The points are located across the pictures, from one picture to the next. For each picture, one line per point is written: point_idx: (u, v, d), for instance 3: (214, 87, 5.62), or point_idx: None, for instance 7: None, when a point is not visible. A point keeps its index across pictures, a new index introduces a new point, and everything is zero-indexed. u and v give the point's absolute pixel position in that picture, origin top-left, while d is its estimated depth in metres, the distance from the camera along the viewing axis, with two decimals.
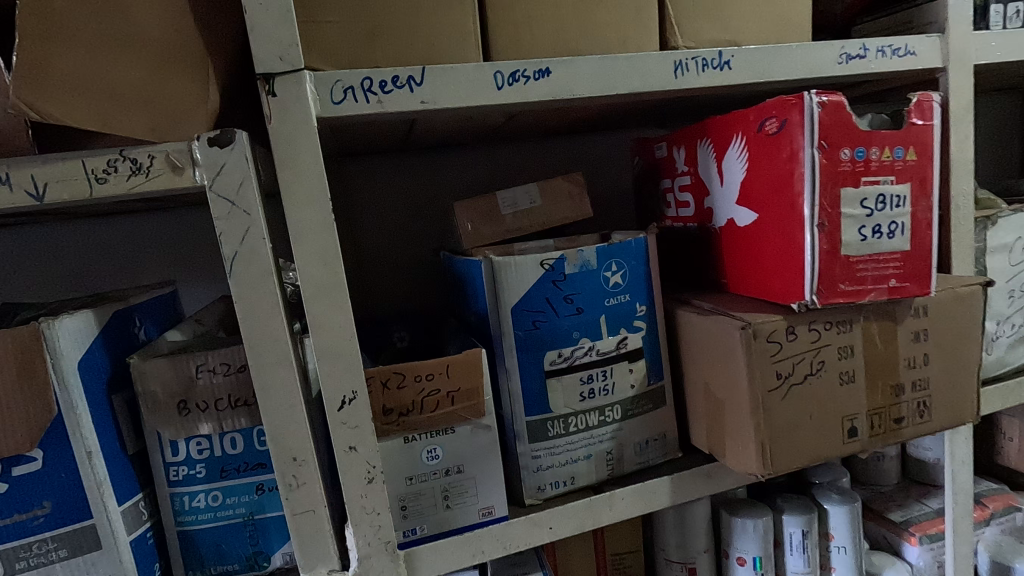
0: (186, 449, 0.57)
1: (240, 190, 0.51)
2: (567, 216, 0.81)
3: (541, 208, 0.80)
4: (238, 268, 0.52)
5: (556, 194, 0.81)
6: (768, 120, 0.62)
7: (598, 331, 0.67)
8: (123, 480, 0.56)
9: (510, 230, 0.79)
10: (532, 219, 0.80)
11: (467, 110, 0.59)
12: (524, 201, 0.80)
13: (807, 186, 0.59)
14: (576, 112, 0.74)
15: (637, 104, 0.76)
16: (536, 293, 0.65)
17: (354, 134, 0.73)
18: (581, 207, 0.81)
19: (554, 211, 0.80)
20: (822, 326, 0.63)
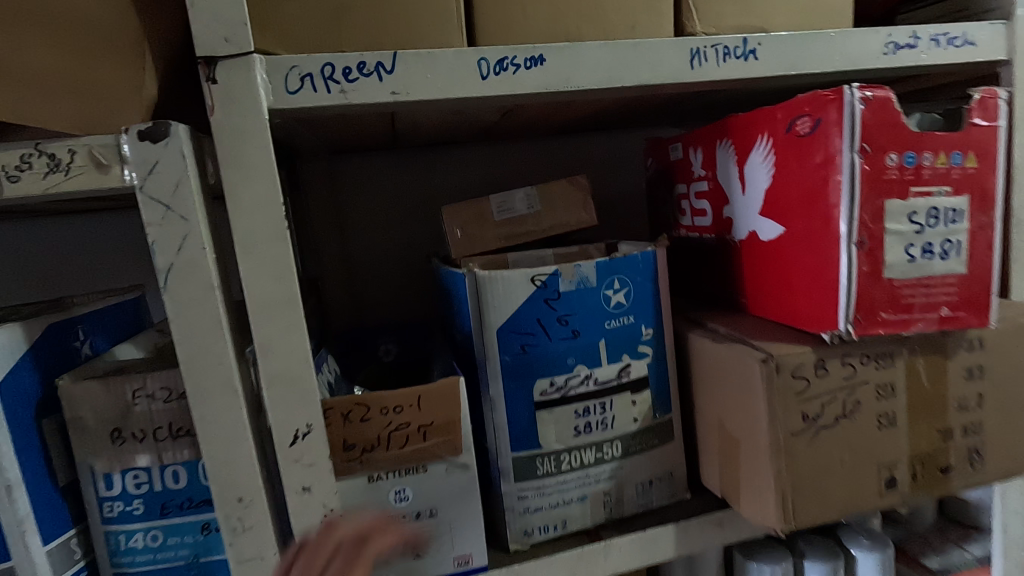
0: (122, 483, 0.50)
1: (176, 192, 0.44)
2: (567, 223, 0.72)
3: (537, 214, 0.72)
4: (175, 282, 0.45)
5: (556, 199, 0.73)
6: (799, 119, 0.53)
7: (596, 357, 0.59)
8: (51, 516, 0.50)
9: (503, 239, 0.71)
10: (529, 226, 0.72)
11: (448, 103, 0.51)
12: (520, 206, 0.72)
13: (845, 197, 0.50)
14: (579, 107, 0.66)
15: (649, 100, 0.67)
16: (526, 313, 0.57)
17: (331, 130, 0.65)
18: (584, 214, 0.73)
19: (553, 217, 0.72)
20: (858, 360, 0.54)
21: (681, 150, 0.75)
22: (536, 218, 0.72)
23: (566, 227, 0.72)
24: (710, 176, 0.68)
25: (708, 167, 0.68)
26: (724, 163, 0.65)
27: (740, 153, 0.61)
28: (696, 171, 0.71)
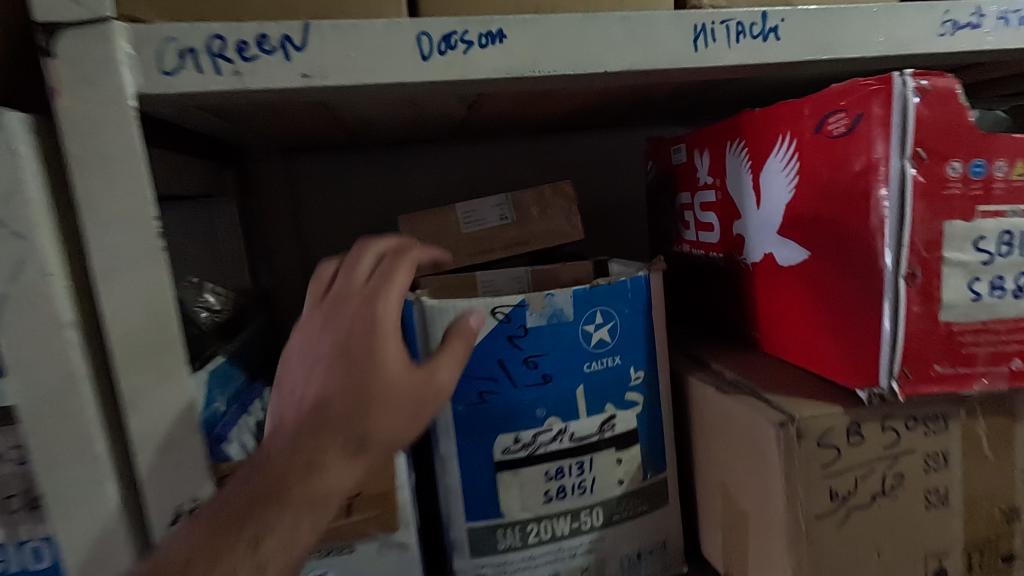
0: None
1: (7, 201, 0.33)
2: (547, 239, 0.61)
3: (511, 226, 0.61)
4: (11, 318, 0.35)
5: (533, 208, 0.61)
6: (833, 115, 0.42)
7: (573, 408, 0.48)
8: None
9: (469, 256, 0.60)
10: (500, 241, 0.61)
11: (384, 91, 0.40)
12: (491, 217, 0.61)
13: (892, 217, 0.39)
14: (563, 100, 0.55)
15: (648, 92, 0.56)
16: (486, 354, 0.46)
17: (265, 123, 0.55)
18: (567, 227, 0.61)
19: (530, 230, 0.61)
20: (903, 424, 0.42)
21: (687, 150, 0.63)
22: (510, 231, 0.61)
23: (546, 241, 0.61)
24: (720, 184, 0.56)
25: (717, 174, 0.57)
26: (736, 170, 0.53)
27: (756, 157, 0.50)
28: (703, 177, 0.60)
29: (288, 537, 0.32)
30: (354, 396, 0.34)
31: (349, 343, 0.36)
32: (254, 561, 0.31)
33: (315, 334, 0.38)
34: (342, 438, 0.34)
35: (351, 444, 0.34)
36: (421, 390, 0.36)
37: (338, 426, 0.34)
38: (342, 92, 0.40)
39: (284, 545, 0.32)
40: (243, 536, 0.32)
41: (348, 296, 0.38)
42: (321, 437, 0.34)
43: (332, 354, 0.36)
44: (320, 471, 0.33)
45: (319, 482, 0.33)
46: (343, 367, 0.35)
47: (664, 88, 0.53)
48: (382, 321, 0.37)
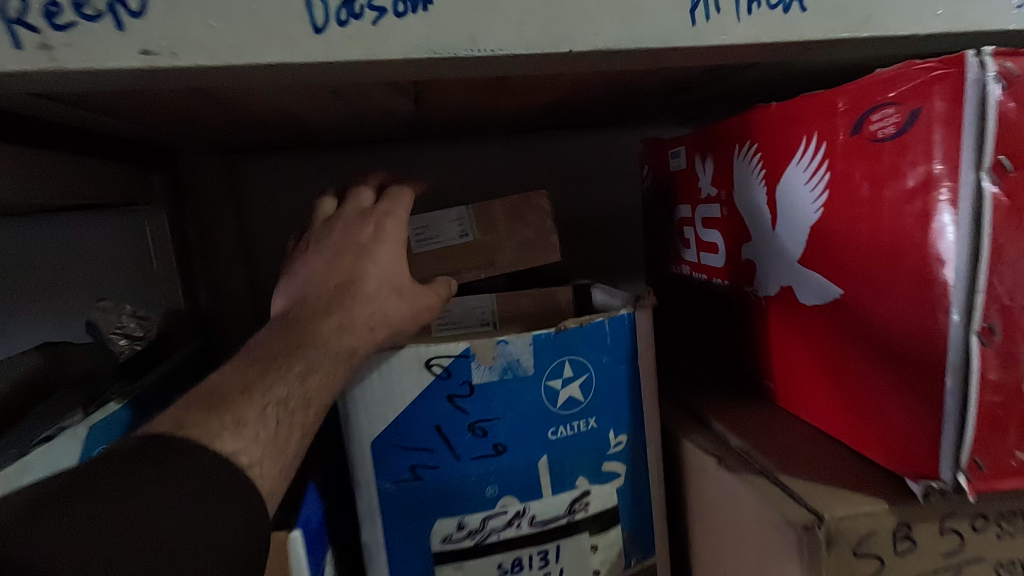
0: None
1: None
2: (520, 260, 0.49)
3: (474, 247, 0.49)
4: None
5: (500, 223, 0.49)
6: (877, 111, 0.31)
7: (534, 484, 0.38)
8: None
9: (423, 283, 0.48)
10: (462, 263, 0.49)
11: (268, 78, 0.30)
12: (449, 234, 0.49)
13: (958, 251, 0.28)
14: (532, 94, 0.44)
15: (638, 85, 0.46)
16: (420, 418, 0.36)
17: (176, 120, 0.46)
18: (544, 248, 0.49)
19: (497, 251, 0.49)
20: (968, 525, 0.31)
21: (688, 154, 0.52)
22: (473, 253, 0.49)
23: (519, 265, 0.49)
24: (726, 198, 0.46)
25: (722, 184, 0.46)
26: (746, 181, 0.43)
27: (771, 166, 0.39)
28: (706, 188, 0.49)
29: (284, 418, 0.30)
30: (364, 288, 0.35)
31: (357, 241, 0.36)
32: (238, 440, 0.28)
33: (316, 239, 0.37)
34: (351, 323, 0.34)
35: (358, 330, 0.34)
36: (422, 304, 0.37)
37: (345, 312, 0.34)
38: (209, 78, 0.29)
39: (283, 421, 0.30)
40: (239, 400, 0.29)
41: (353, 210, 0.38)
42: (327, 320, 0.34)
43: (341, 256, 0.36)
44: (325, 352, 0.33)
45: (327, 362, 0.33)
46: (350, 265, 0.35)
47: (657, 80, 0.43)
48: (391, 227, 0.37)
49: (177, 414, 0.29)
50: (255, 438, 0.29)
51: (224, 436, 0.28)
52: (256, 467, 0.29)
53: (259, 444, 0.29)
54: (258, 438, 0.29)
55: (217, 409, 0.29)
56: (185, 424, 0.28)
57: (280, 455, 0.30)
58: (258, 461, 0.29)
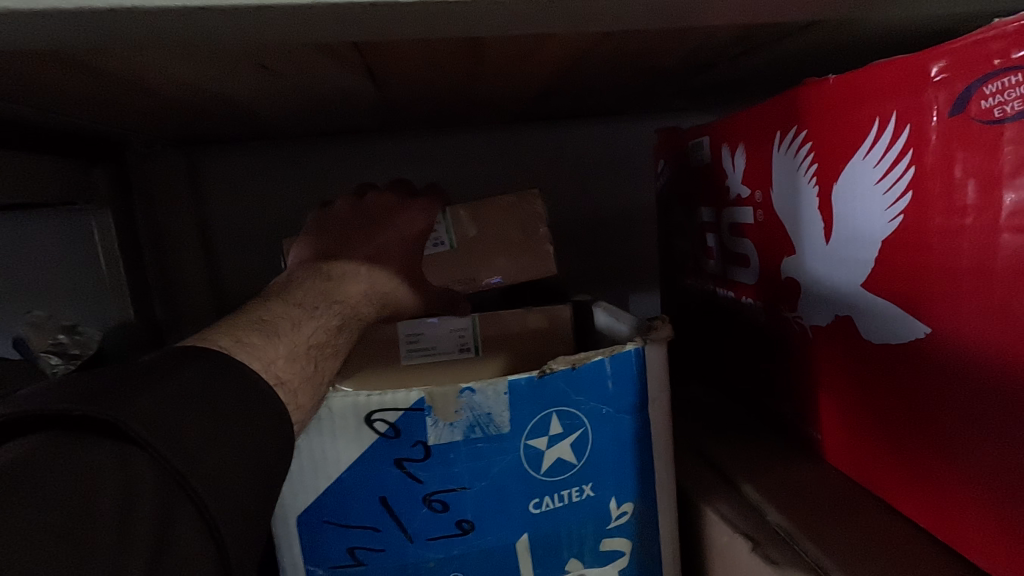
0: None
1: None
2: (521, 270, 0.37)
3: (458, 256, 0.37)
4: None
5: (488, 227, 0.37)
6: (995, 81, 0.22)
7: (511, 571, 0.29)
8: None
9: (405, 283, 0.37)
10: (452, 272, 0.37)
11: (129, 32, 0.21)
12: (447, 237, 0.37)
13: None
14: (519, 68, 0.35)
15: (655, 56, 0.36)
16: (359, 488, 0.28)
17: (86, 99, 0.37)
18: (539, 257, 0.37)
19: (486, 262, 0.37)
20: None
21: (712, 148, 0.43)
22: (453, 265, 0.37)
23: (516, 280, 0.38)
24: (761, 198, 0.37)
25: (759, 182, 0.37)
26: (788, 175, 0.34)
27: (826, 160, 0.30)
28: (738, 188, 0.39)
29: (320, 360, 0.29)
30: (391, 263, 0.36)
31: (394, 218, 0.36)
32: (276, 355, 0.25)
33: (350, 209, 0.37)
34: (374, 293, 0.35)
35: (377, 301, 0.35)
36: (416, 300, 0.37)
37: (372, 282, 0.35)
38: (42, 30, 0.21)
39: (321, 362, 0.28)
40: (288, 329, 0.27)
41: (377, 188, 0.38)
42: (355, 285, 0.34)
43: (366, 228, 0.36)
44: (352, 312, 0.33)
45: (353, 323, 0.33)
46: (382, 238, 0.36)
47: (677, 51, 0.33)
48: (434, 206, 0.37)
49: (221, 331, 0.26)
50: (299, 368, 0.26)
51: (277, 355, 0.25)
52: (296, 397, 0.26)
53: (305, 375, 0.27)
54: (299, 368, 0.26)
55: (267, 330, 0.27)
56: (236, 340, 0.25)
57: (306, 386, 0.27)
58: (299, 395, 0.26)
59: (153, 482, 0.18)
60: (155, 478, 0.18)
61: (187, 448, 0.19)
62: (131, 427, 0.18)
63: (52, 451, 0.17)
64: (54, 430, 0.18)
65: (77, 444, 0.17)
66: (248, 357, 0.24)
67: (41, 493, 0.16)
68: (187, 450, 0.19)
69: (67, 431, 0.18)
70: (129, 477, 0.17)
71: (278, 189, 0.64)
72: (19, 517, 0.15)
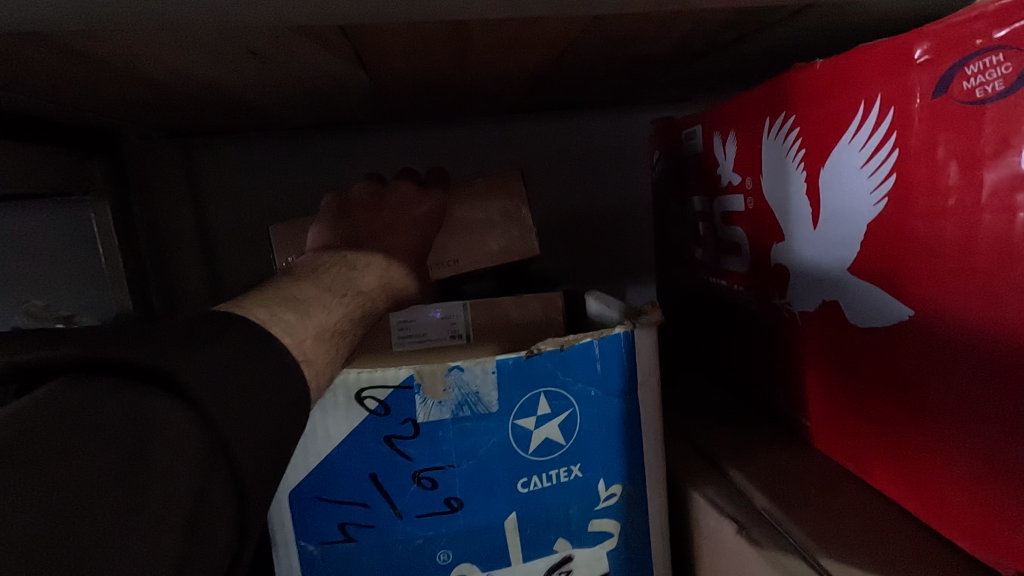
0: None
1: None
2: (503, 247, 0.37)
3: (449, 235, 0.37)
4: None
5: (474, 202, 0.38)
6: (976, 61, 0.22)
7: (500, 549, 0.30)
8: None
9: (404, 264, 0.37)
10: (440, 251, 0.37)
11: (113, 10, 0.22)
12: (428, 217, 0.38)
13: None
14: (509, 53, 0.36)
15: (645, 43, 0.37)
16: (348, 467, 0.28)
17: (85, 87, 0.38)
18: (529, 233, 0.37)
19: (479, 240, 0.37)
20: None
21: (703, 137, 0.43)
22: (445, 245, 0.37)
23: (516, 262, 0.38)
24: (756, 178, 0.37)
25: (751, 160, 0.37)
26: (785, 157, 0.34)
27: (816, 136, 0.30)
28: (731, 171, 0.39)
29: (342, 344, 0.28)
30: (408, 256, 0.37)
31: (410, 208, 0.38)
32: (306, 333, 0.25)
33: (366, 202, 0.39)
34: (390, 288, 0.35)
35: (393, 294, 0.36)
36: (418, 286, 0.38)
37: (390, 277, 0.35)
38: (29, 8, 0.21)
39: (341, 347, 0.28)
40: (318, 308, 0.27)
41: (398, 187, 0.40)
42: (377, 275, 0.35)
43: (379, 224, 0.37)
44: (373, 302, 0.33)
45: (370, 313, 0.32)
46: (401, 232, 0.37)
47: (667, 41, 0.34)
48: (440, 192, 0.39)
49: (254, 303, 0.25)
50: (324, 349, 0.26)
51: (308, 334, 0.25)
52: (317, 378, 0.25)
53: (328, 359, 0.26)
54: (325, 349, 0.26)
55: (298, 307, 0.26)
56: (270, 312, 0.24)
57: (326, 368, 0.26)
58: (319, 376, 0.25)
59: (198, 439, 0.17)
60: (202, 447, 0.17)
61: (230, 412, 0.19)
62: (185, 388, 0.18)
63: (97, 402, 0.16)
64: (111, 376, 0.17)
65: (122, 395, 0.17)
66: (281, 331, 0.24)
67: (88, 448, 0.15)
68: (231, 406, 0.19)
69: (123, 380, 0.17)
70: (179, 436, 0.17)
71: (275, 180, 0.64)
72: (61, 471, 0.14)
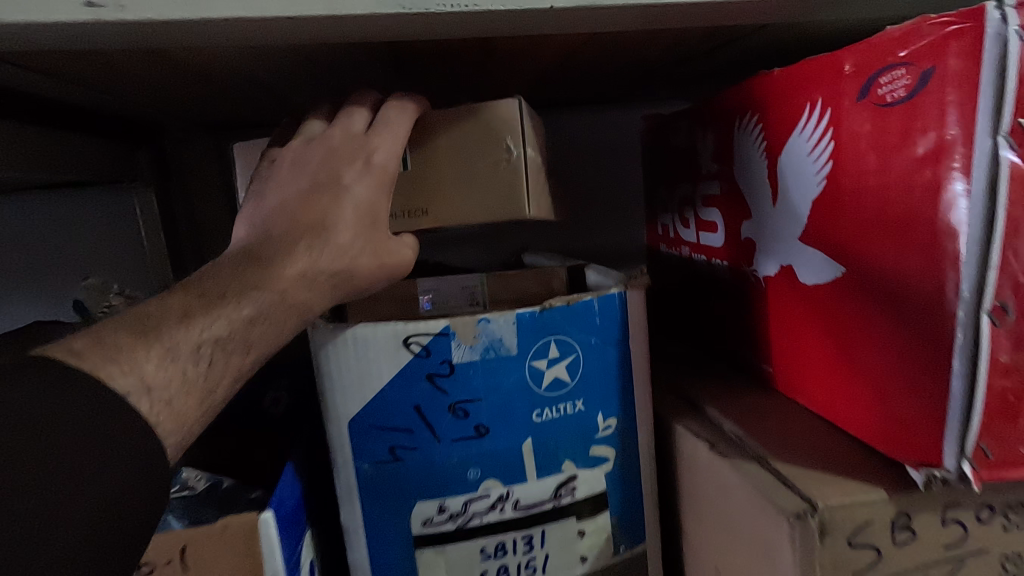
0: None
1: None
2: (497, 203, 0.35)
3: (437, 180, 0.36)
4: None
5: (454, 136, 0.35)
6: (886, 72, 0.29)
7: (519, 468, 0.36)
8: None
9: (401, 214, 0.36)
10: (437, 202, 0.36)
11: (228, 32, 0.28)
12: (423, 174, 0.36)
13: (970, 226, 0.26)
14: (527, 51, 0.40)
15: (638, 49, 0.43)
16: (397, 398, 0.35)
17: (157, 85, 0.44)
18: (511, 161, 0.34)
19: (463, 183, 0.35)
20: (973, 516, 0.30)
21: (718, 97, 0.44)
22: (426, 190, 0.36)
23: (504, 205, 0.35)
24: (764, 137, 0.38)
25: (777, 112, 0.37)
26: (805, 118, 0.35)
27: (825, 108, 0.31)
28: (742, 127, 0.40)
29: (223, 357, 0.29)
30: (343, 228, 0.33)
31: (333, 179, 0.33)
32: (151, 364, 0.26)
33: (291, 163, 0.34)
34: (313, 274, 0.33)
35: (316, 285, 0.33)
36: (392, 260, 0.35)
37: (312, 259, 0.32)
38: (164, 31, 0.27)
39: (219, 361, 0.29)
40: (176, 328, 0.28)
41: (334, 139, 0.35)
42: (295, 267, 0.32)
43: (317, 182, 0.34)
44: (284, 301, 0.31)
45: (279, 314, 0.31)
46: (325, 203, 0.33)
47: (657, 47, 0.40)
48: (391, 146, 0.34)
49: (98, 333, 0.27)
50: (180, 373, 0.27)
51: (149, 362, 0.26)
52: (170, 404, 0.26)
53: (180, 381, 0.27)
54: (181, 374, 0.27)
55: (149, 336, 0.27)
56: (106, 344, 0.26)
57: (194, 390, 0.27)
58: (176, 400, 0.26)
59: None
60: None
61: None
62: None
63: None
64: None
65: None
66: (113, 370, 0.25)
67: None
68: None
69: None
70: None
71: None
72: None
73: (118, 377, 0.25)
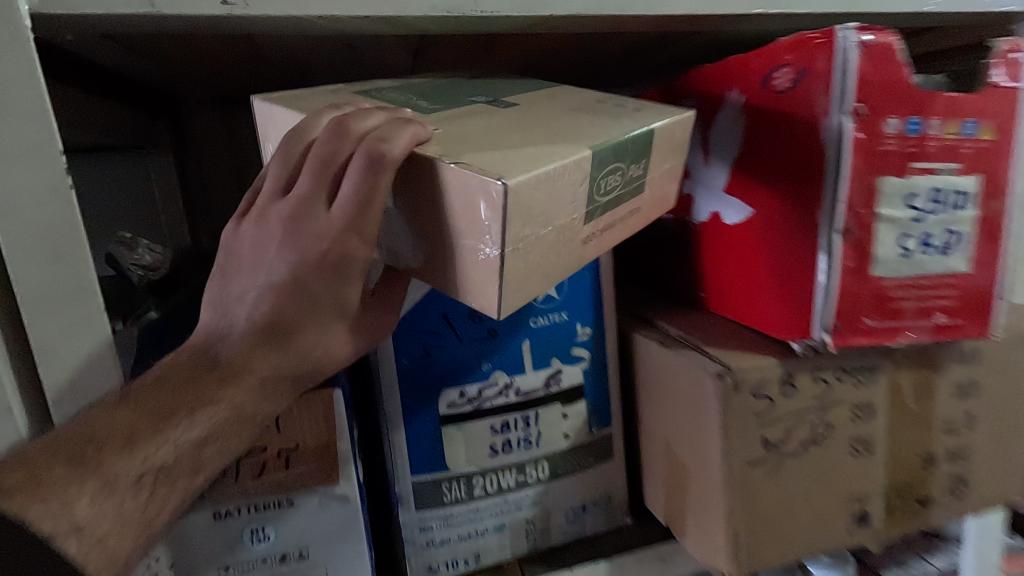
0: None
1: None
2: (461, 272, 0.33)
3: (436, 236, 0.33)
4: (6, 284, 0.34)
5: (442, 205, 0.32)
6: (779, 69, 0.42)
7: (520, 363, 0.48)
8: None
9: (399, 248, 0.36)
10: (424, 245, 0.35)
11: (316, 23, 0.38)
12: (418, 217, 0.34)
13: (830, 174, 0.40)
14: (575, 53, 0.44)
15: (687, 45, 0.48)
16: (429, 308, 0.45)
17: (208, 61, 0.52)
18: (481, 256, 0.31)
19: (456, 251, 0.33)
20: (834, 376, 0.44)
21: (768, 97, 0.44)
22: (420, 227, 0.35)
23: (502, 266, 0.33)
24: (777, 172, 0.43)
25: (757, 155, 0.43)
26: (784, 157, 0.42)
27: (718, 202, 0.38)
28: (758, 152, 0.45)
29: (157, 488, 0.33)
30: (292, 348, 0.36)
31: (303, 288, 0.35)
32: (86, 506, 0.31)
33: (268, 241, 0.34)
34: (260, 393, 0.36)
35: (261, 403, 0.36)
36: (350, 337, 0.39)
37: (261, 382, 0.36)
38: (268, 21, 0.37)
39: None
40: (114, 456, 0.32)
41: (306, 223, 0.33)
42: (236, 391, 0.35)
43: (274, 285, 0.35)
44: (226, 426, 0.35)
45: (222, 438, 0.35)
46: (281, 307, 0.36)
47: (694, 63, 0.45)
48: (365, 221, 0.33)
49: (43, 458, 0.31)
50: (112, 511, 0.32)
51: (78, 499, 0.30)
52: (102, 538, 0.31)
53: (114, 514, 0.32)
54: (114, 512, 0.32)
55: (86, 468, 0.31)
56: (47, 478, 0.30)
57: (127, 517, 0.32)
58: (105, 534, 0.31)
59: None
60: None
61: None
62: None
63: None
64: None
65: None
66: (44, 514, 0.29)
67: None
68: None
69: None
70: None
71: None
72: None
73: (45, 520, 0.29)
